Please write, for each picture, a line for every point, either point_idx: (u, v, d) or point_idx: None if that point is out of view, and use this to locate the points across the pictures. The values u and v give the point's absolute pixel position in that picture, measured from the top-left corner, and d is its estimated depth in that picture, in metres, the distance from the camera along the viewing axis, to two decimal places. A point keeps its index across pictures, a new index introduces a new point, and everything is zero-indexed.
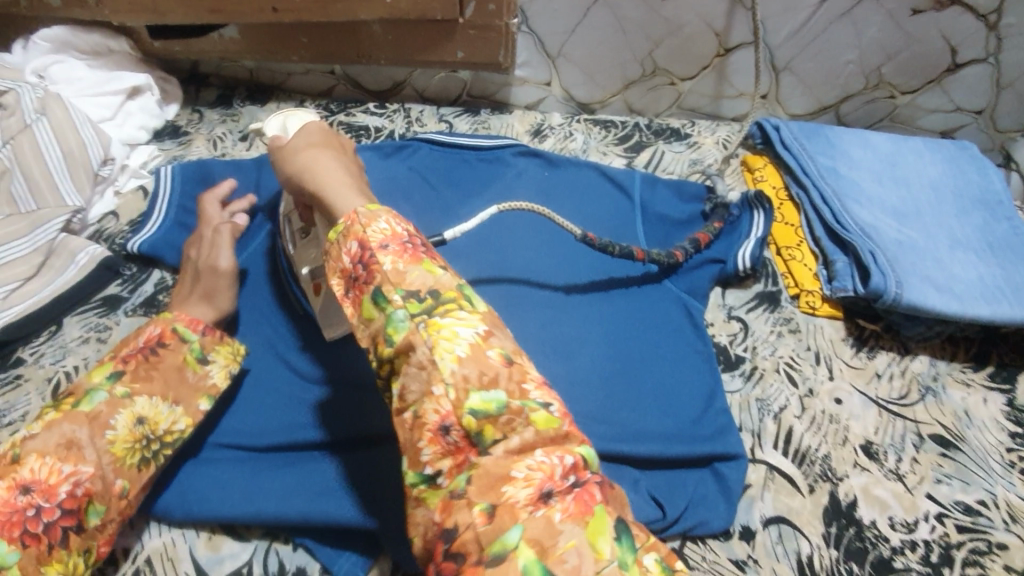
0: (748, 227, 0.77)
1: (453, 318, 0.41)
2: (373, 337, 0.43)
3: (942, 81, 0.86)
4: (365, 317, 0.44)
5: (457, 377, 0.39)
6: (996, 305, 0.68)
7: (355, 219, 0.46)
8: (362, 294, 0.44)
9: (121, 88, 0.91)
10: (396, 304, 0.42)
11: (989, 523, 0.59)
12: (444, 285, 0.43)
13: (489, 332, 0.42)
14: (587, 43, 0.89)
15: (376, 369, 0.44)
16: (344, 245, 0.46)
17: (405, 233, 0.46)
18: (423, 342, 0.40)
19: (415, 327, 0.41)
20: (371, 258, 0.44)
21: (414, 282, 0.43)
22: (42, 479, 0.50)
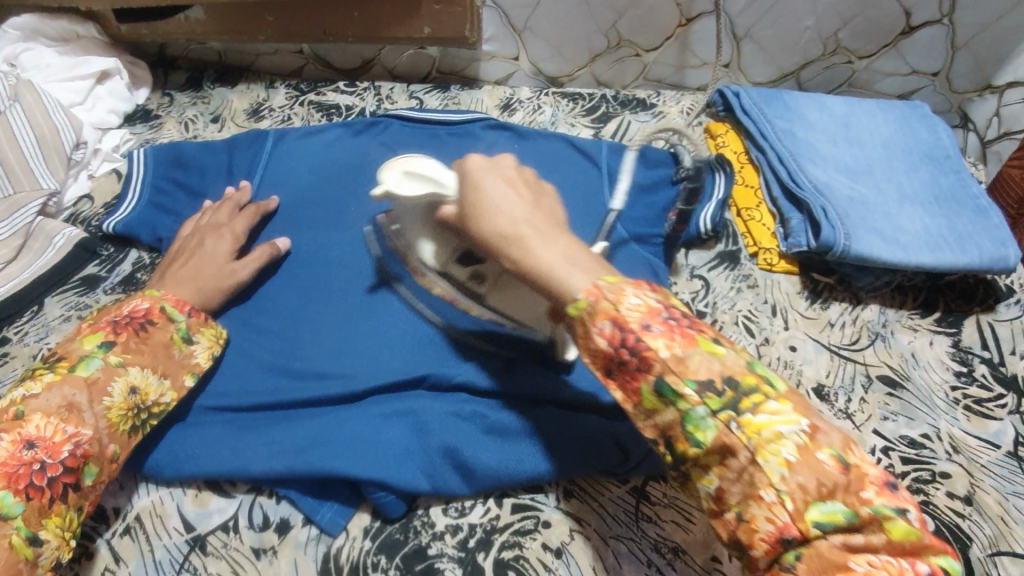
0: (712, 189, 0.79)
1: (769, 414, 0.39)
2: (663, 429, 0.42)
3: (897, 44, 0.89)
4: (645, 406, 0.42)
5: (793, 486, 0.37)
6: (939, 254, 0.72)
7: (601, 294, 0.43)
8: (637, 383, 0.42)
9: (90, 72, 0.91)
10: (694, 402, 0.40)
11: (932, 454, 0.63)
12: (736, 369, 0.41)
13: (809, 426, 0.39)
14: (553, 16, 0.91)
15: (671, 461, 0.43)
16: (593, 325, 0.43)
17: (659, 305, 0.43)
18: (745, 445, 0.39)
19: (724, 426, 0.39)
20: (639, 340, 0.41)
21: (701, 369, 0.40)
22: (47, 437, 0.53)
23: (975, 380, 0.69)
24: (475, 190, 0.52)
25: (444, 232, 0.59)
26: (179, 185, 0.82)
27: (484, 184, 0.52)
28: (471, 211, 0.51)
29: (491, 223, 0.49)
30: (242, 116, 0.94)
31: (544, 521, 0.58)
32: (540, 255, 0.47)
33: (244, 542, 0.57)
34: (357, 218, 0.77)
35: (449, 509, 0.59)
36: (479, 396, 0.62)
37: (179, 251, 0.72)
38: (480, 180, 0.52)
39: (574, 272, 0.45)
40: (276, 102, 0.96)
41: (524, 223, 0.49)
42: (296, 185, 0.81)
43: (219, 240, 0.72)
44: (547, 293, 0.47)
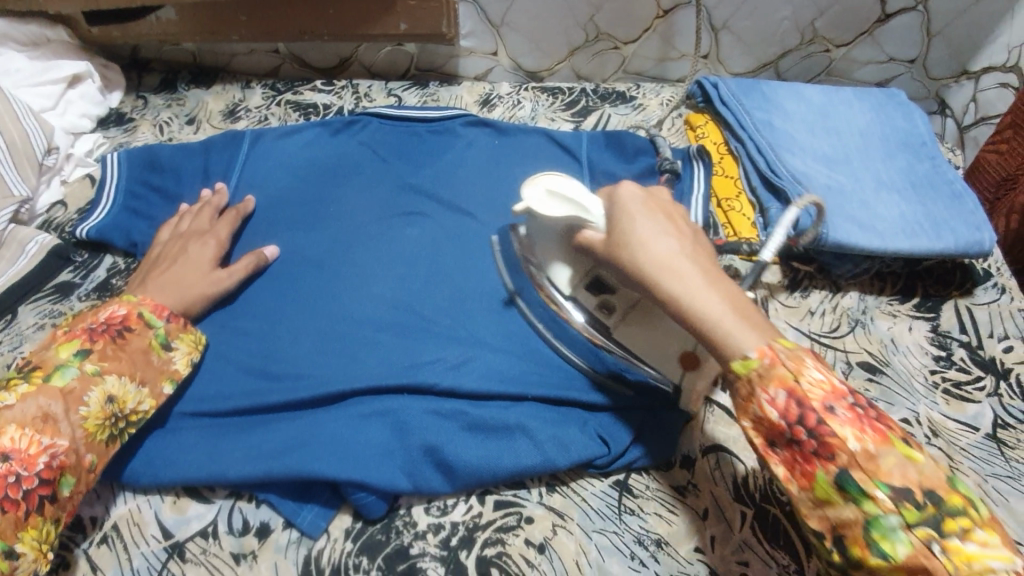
0: (691, 182, 0.80)
1: (979, 545, 0.39)
2: (832, 520, 0.43)
3: (873, 32, 0.89)
4: (818, 494, 0.43)
5: None
6: (916, 239, 0.72)
7: (780, 361, 0.45)
8: (812, 467, 0.43)
9: (60, 76, 0.90)
10: (884, 506, 0.40)
11: (911, 438, 0.64)
12: (937, 482, 0.41)
13: (1023, 570, 0.38)
14: (530, 10, 0.90)
15: (838, 556, 0.43)
16: (765, 392, 0.45)
17: (843, 392, 0.44)
18: (946, 570, 0.38)
19: (919, 543, 0.39)
20: (822, 424, 0.43)
21: (895, 472, 0.41)
22: (22, 449, 0.52)
23: (953, 363, 0.69)
24: (620, 219, 0.54)
25: (581, 255, 0.59)
26: (155, 189, 0.81)
27: (639, 215, 0.53)
28: (623, 243, 0.53)
29: (647, 255, 0.51)
30: (218, 117, 0.93)
31: (527, 516, 0.58)
32: (697, 296, 0.48)
33: (223, 548, 0.57)
34: (335, 217, 0.76)
35: (431, 507, 0.59)
36: (460, 394, 0.62)
37: (161, 256, 0.71)
38: (632, 212, 0.54)
39: (740, 325, 0.47)
40: (253, 103, 0.95)
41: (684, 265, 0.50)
42: (273, 186, 0.80)
43: (204, 247, 0.71)
44: (708, 340, 0.48)
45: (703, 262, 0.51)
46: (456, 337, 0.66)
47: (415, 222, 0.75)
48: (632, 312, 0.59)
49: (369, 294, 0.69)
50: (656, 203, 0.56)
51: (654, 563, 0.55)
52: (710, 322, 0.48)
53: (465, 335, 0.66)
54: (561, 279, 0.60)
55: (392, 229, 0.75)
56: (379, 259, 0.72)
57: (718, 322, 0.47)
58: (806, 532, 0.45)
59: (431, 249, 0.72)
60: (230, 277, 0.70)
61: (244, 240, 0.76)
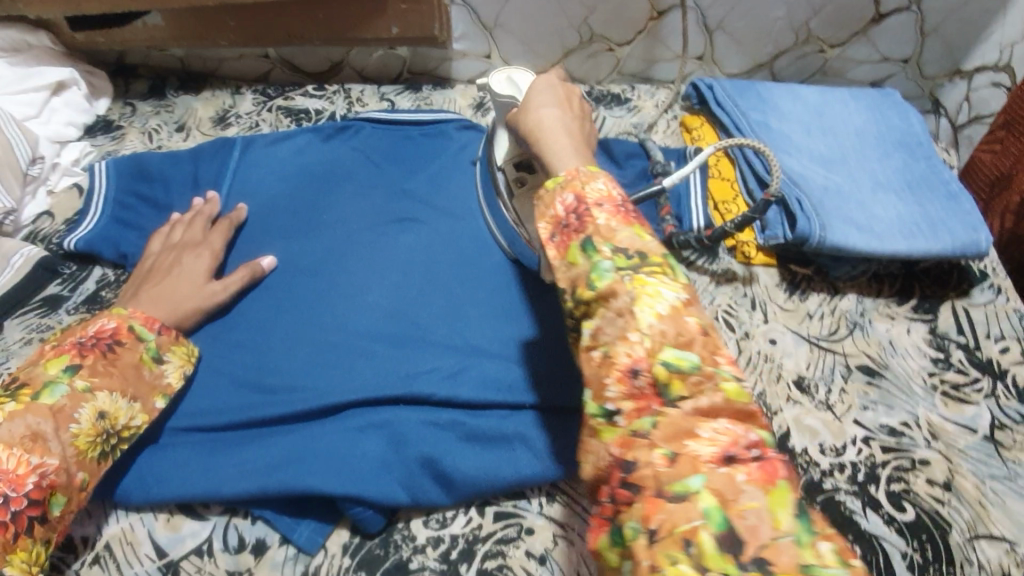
0: (690, 186, 0.79)
1: (658, 279, 0.41)
2: (572, 279, 0.43)
3: (868, 32, 0.89)
4: (567, 261, 0.44)
5: (655, 330, 0.39)
6: (913, 240, 0.72)
7: (576, 174, 0.46)
8: (570, 240, 0.44)
9: (45, 83, 0.88)
10: (604, 256, 0.42)
11: (911, 441, 0.64)
12: (652, 248, 0.43)
13: (687, 297, 0.41)
14: (523, 13, 0.90)
15: (567, 308, 0.44)
16: (561, 195, 0.46)
17: (620, 195, 0.45)
18: (629, 292, 0.40)
19: (620, 279, 0.41)
20: (587, 211, 0.44)
21: (625, 240, 0.43)
22: (10, 470, 0.50)
23: (951, 365, 0.69)
24: (529, 93, 0.57)
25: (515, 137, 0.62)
26: (144, 199, 0.80)
27: (546, 89, 0.56)
28: (524, 105, 0.56)
29: (529, 113, 0.54)
30: (208, 124, 0.92)
31: (527, 528, 0.58)
32: (550, 142, 0.51)
33: (219, 566, 0.56)
34: (328, 225, 0.75)
35: (430, 521, 0.59)
36: (458, 404, 0.61)
37: (153, 269, 0.70)
38: (542, 91, 0.56)
39: (568, 159, 0.49)
40: (243, 108, 0.94)
41: (552, 122, 0.52)
42: (265, 194, 0.79)
43: (195, 256, 0.70)
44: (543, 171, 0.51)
45: (572, 122, 0.53)
46: (453, 345, 0.65)
47: (410, 228, 0.74)
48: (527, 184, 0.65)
49: (364, 303, 0.68)
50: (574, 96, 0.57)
51: None
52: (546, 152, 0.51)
53: (461, 344, 0.65)
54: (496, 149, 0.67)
55: (386, 236, 0.74)
56: (373, 267, 0.71)
57: (551, 150, 0.50)
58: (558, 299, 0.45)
59: (426, 256, 0.72)
60: (224, 290, 0.68)
61: (236, 249, 0.75)
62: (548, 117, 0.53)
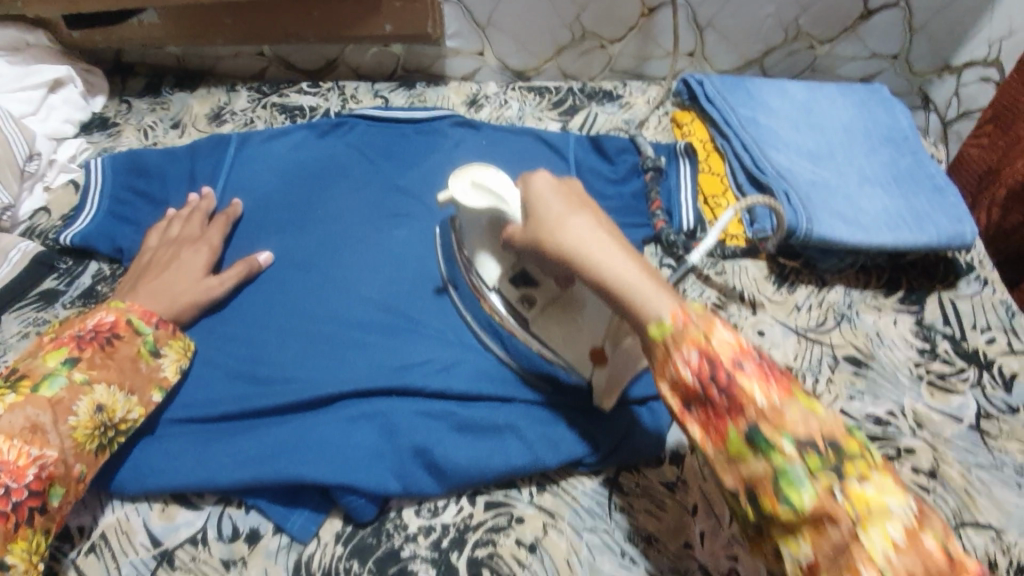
0: (679, 180, 0.81)
1: (876, 487, 0.39)
2: (747, 479, 0.42)
3: (856, 28, 0.90)
4: (731, 452, 0.42)
5: (895, 565, 0.37)
6: (899, 233, 0.73)
7: (690, 321, 0.43)
8: (722, 423, 0.42)
9: (42, 81, 0.89)
10: (789, 457, 0.40)
11: (896, 431, 0.65)
12: (836, 431, 0.41)
13: (916, 509, 0.39)
14: (515, 11, 0.90)
15: (751, 514, 0.43)
16: (679, 353, 0.43)
17: (750, 346, 0.43)
18: (850, 516, 0.38)
19: (824, 494, 0.39)
20: (734, 384, 0.41)
21: (799, 423, 0.40)
22: (10, 461, 0.52)
23: (937, 355, 0.70)
24: (540, 201, 0.50)
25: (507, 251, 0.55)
26: (140, 194, 0.80)
27: (553, 196, 0.49)
28: (547, 224, 0.48)
29: (559, 243, 0.47)
30: (203, 121, 0.92)
31: (518, 516, 0.59)
32: (615, 271, 0.45)
33: (213, 554, 0.57)
34: (322, 220, 0.76)
35: (421, 509, 0.59)
36: (449, 395, 0.62)
37: (149, 263, 0.71)
38: (549, 200, 0.49)
39: (659, 296, 0.44)
40: (238, 106, 0.94)
41: (598, 249, 0.45)
42: (259, 191, 0.79)
43: (190, 251, 0.71)
44: (626, 315, 0.45)
45: (611, 233, 0.47)
46: (445, 338, 0.66)
47: (402, 223, 0.75)
48: (542, 304, 0.57)
49: (357, 297, 0.69)
50: (568, 187, 0.51)
51: (644, 559, 0.56)
52: (624, 294, 0.44)
53: (453, 336, 0.66)
54: (486, 271, 0.58)
55: (379, 230, 0.74)
56: (367, 262, 0.72)
57: (629, 293, 0.44)
58: (723, 491, 0.44)
59: (418, 251, 0.72)
60: (221, 285, 0.69)
61: (231, 244, 0.76)
62: (583, 229, 0.47)
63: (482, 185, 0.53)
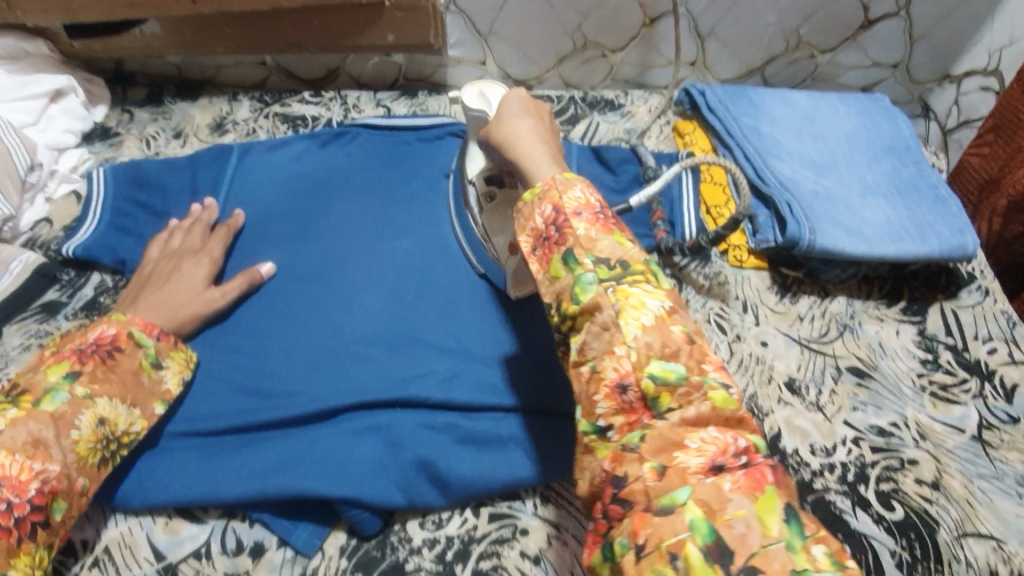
0: (681, 189, 0.81)
1: (641, 288, 0.42)
2: (555, 293, 0.44)
3: (858, 37, 0.90)
4: (550, 275, 0.44)
5: (640, 343, 0.41)
6: (901, 243, 0.74)
7: (553, 184, 0.46)
8: (551, 253, 0.44)
9: (42, 91, 0.89)
10: (586, 267, 0.43)
11: (900, 442, 0.65)
12: (633, 256, 0.44)
13: (671, 304, 0.43)
14: (517, 20, 0.91)
15: (553, 322, 0.44)
16: (539, 207, 0.46)
17: (596, 201, 0.45)
18: (613, 305, 0.41)
19: (603, 292, 0.42)
20: (565, 221, 0.44)
21: (605, 248, 0.43)
22: (13, 476, 0.51)
23: (940, 366, 0.71)
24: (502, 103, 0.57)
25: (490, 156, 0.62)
26: (142, 206, 0.80)
27: (513, 101, 0.56)
28: (496, 119, 0.55)
29: (503, 128, 0.54)
30: (205, 131, 0.93)
31: (522, 529, 0.58)
32: (529, 154, 0.50)
33: (216, 569, 0.57)
34: (325, 231, 0.76)
35: (426, 523, 0.59)
36: (453, 408, 0.62)
37: (152, 274, 0.70)
38: (511, 102, 0.56)
39: (552, 171, 0.48)
40: (240, 115, 0.94)
41: (526, 137, 0.52)
42: (261, 201, 0.79)
43: (192, 263, 0.71)
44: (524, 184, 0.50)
45: (551, 139, 0.53)
46: (448, 350, 0.66)
47: (405, 233, 0.75)
48: (497, 198, 0.64)
49: (360, 308, 0.69)
50: (536, 104, 0.58)
51: None
52: (524, 165, 0.50)
53: (456, 348, 0.66)
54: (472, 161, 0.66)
55: (383, 241, 0.74)
56: (369, 273, 0.72)
57: (529, 164, 0.50)
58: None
59: (421, 262, 0.72)
60: (224, 297, 0.69)
61: (233, 255, 0.76)
62: (523, 128, 0.53)
63: (485, 95, 0.61)
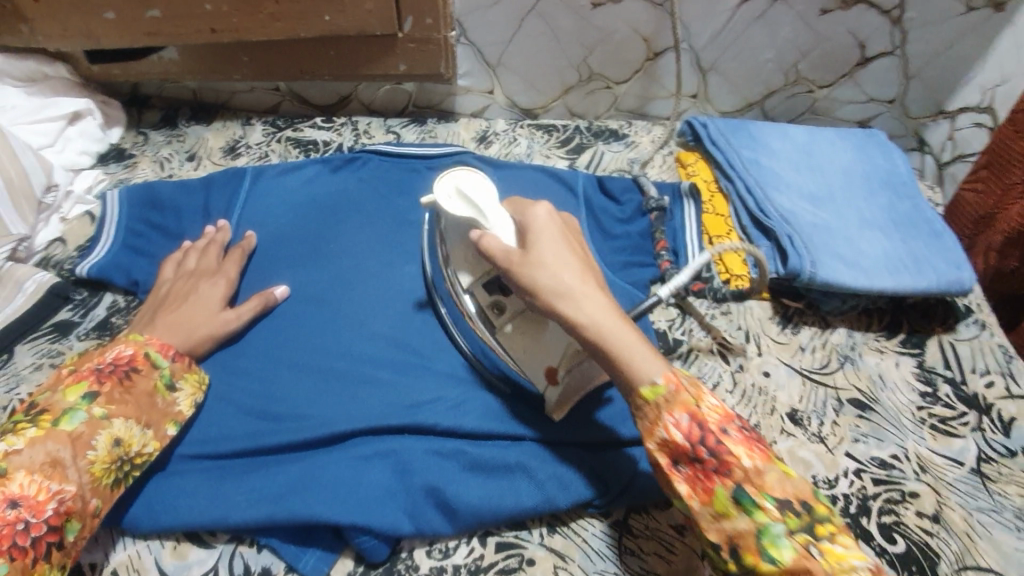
0: (683, 219, 0.83)
1: (843, 547, 0.47)
2: (730, 534, 0.48)
3: (854, 74, 0.93)
4: (717, 509, 0.49)
5: None
6: (899, 277, 0.75)
7: (682, 389, 0.51)
8: (712, 483, 0.49)
9: (61, 113, 0.90)
10: (772, 515, 0.47)
11: (901, 474, 0.66)
12: (806, 495, 0.49)
13: (875, 567, 0.47)
14: (526, 52, 0.93)
15: (734, 569, 0.48)
16: (672, 416, 0.50)
17: (735, 417, 0.52)
18: (825, 570, 0.45)
19: (800, 547, 0.46)
20: (724, 449, 0.49)
21: (775, 485, 0.48)
22: (31, 496, 0.51)
23: (939, 399, 0.72)
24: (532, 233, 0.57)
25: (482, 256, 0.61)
26: (156, 227, 0.82)
27: (543, 235, 0.57)
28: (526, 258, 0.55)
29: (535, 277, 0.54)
30: (219, 154, 0.95)
31: (528, 558, 0.59)
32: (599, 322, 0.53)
33: None
34: (335, 254, 0.77)
35: (432, 550, 0.60)
36: (461, 434, 0.63)
37: (167, 296, 0.71)
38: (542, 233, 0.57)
39: (655, 361, 0.52)
40: (253, 139, 0.97)
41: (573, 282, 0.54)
42: (273, 224, 0.81)
43: (205, 285, 0.72)
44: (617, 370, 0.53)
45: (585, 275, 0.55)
46: (458, 375, 0.67)
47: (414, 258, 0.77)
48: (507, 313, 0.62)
49: (369, 332, 0.70)
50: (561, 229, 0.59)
51: None
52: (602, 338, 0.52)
53: (464, 375, 0.67)
54: (466, 278, 0.63)
55: (392, 266, 0.76)
56: (378, 297, 0.73)
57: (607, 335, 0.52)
58: (710, 552, 0.50)
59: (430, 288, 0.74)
60: (237, 318, 0.70)
61: (246, 277, 0.77)
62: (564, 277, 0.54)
63: (471, 200, 0.58)
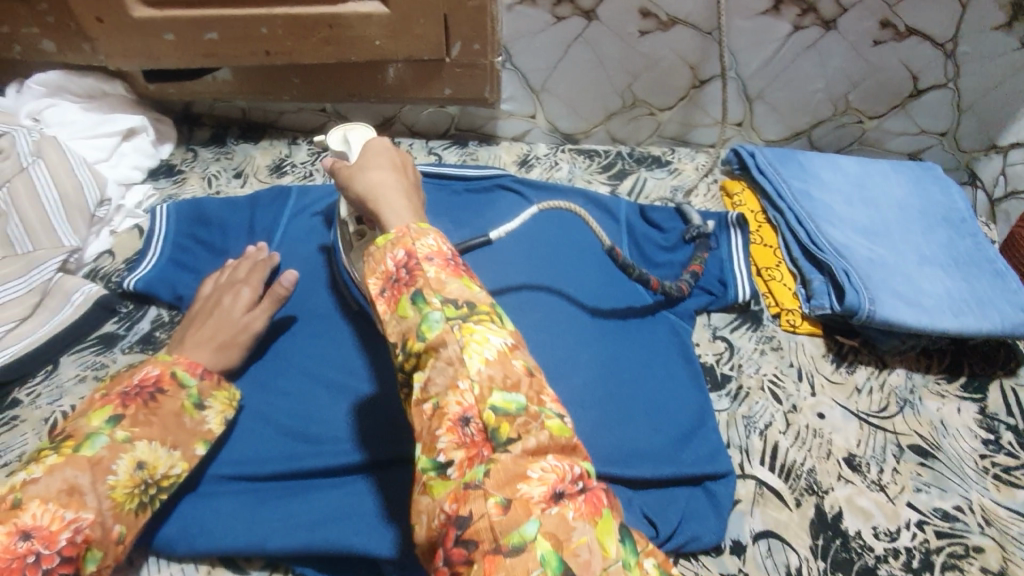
0: (730, 251, 0.81)
1: (485, 327, 0.42)
2: (403, 333, 0.43)
3: (905, 106, 0.91)
4: (398, 314, 0.44)
5: (483, 376, 0.40)
6: (963, 317, 0.72)
7: (406, 231, 0.46)
8: (400, 292, 0.44)
9: (116, 130, 0.93)
10: (434, 308, 0.42)
11: (965, 527, 0.62)
12: (481, 299, 0.44)
13: (516, 342, 0.43)
14: (570, 78, 0.93)
15: (399, 363, 0.44)
16: (391, 250, 0.45)
17: (450, 250, 0.46)
18: (458, 342, 0.41)
19: (449, 330, 0.42)
20: (417, 266, 0.44)
21: (454, 291, 0.44)
22: (44, 526, 0.50)
23: (1003, 448, 0.68)
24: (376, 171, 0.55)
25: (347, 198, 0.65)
26: (201, 243, 0.83)
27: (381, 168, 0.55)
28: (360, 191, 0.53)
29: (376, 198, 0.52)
30: (265, 172, 0.96)
31: None
32: (381, 198, 0.51)
33: None
34: None
35: None
36: None
37: (198, 312, 0.72)
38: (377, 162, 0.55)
39: (404, 219, 0.49)
40: (299, 158, 0.98)
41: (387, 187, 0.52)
42: (314, 244, 0.81)
43: (238, 296, 0.72)
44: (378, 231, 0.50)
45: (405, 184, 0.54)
46: None
47: None
48: (364, 236, 0.67)
49: None
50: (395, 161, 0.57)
51: None
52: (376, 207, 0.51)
53: None
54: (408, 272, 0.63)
55: None
56: None
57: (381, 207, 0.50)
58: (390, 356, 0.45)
59: None
60: None
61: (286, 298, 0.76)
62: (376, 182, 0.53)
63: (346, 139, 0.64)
